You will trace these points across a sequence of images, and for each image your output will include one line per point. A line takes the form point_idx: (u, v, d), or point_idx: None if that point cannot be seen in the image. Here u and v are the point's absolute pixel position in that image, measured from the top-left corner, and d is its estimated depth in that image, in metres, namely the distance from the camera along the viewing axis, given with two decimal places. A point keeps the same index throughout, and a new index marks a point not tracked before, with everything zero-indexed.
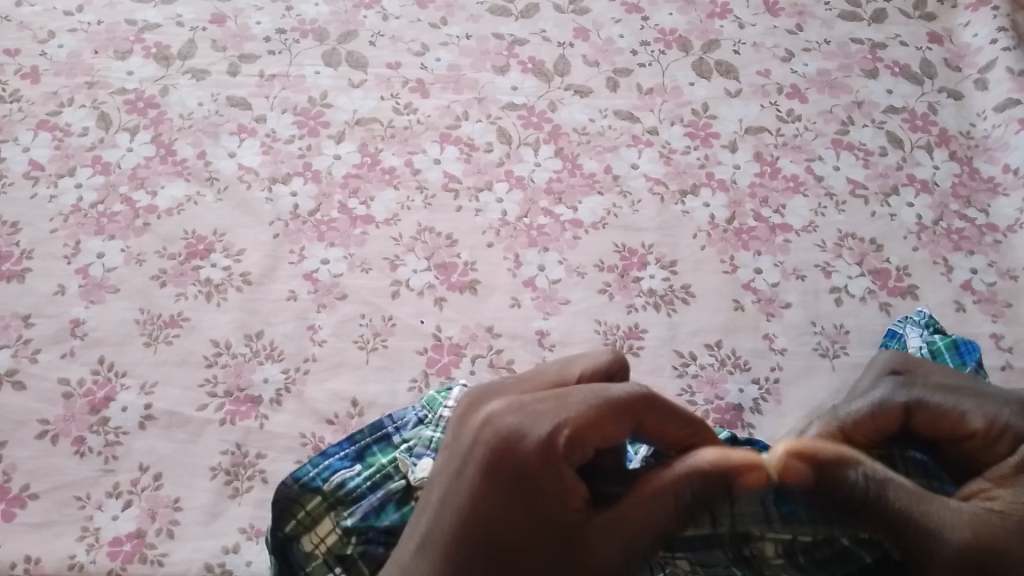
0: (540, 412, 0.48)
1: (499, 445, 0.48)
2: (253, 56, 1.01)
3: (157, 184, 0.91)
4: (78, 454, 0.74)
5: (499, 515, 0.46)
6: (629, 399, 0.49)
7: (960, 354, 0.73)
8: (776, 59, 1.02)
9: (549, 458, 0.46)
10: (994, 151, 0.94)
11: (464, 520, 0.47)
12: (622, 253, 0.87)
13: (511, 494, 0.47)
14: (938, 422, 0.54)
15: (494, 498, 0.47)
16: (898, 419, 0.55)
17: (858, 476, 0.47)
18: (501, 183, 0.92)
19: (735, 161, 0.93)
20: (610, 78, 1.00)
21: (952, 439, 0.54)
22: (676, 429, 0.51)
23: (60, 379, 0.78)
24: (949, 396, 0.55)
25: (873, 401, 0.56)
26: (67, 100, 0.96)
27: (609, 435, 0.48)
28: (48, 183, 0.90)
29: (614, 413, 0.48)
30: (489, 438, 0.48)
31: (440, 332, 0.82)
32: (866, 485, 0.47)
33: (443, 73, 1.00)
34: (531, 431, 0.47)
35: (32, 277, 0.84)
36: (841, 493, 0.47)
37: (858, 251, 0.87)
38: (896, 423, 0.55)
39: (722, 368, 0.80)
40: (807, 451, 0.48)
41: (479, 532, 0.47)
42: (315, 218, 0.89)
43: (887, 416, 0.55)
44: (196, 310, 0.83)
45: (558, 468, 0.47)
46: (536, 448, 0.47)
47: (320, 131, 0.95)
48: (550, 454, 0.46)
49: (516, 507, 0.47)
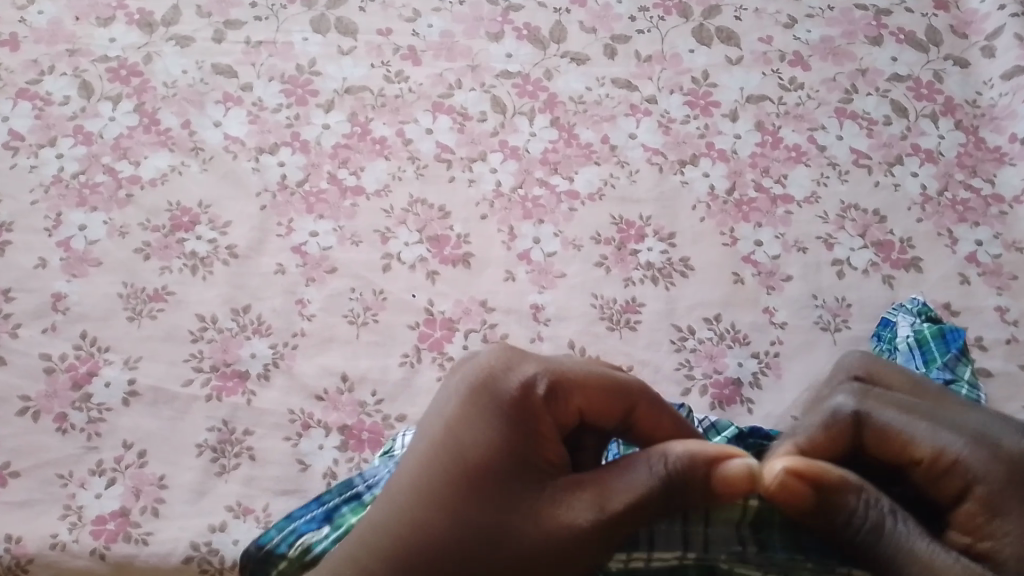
0: (526, 360, 0.51)
1: (482, 392, 0.49)
2: (239, 22, 0.98)
3: (141, 154, 0.88)
4: (61, 431, 0.73)
5: (478, 457, 0.48)
6: (629, 382, 0.52)
7: (945, 342, 0.74)
8: (779, 26, 0.99)
9: (534, 414, 0.49)
10: (1001, 120, 0.92)
11: (437, 478, 0.48)
12: (619, 225, 0.85)
13: (487, 455, 0.48)
14: (888, 443, 0.52)
15: (471, 453, 0.48)
16: (848, 436, 0.53)
17: (856, 501, 0.48)
18: (495, 154, 0.89)
19: (735, 131, 0.91)
20: (608, 46, 0.97)
21: (902, 463, 0.52)
22: (668, 427, 0.53)
23: (42, 354, 0.76)
24: (900, 415, 0.52)
25: (826, 412, 0.53)
26: (48, 68, 0.93)
27: (599, 410, 0.51)
28: (29, 153, 0.87)
29: (607, 387, 0.51)
30: (474, 376, 0.50)
31: (432, 306, 0.80)
32: (865, 514, 0.48)
33: (435, 40, 0.97)
34: (516, 375, 0.50)
35: (13, 251, 0.81)
36: (838, 516, 0.48)
37: (861, 223, 0.85)
38: (850, 439, 0.53)
39: (721, 342, 0.78)
40: (803, 470, 0.48)
41: (450, 491, 0.48)
42: (303, 190, 0.86)
43: (841, 430, 0.53)
44: (182, 284, 0.80)
45: (545, 429, 0.48)
46: (522, 402, 0.49)
47: (308, 100, 0.92)
48: (532, 399, 0.49)
49: (491, 466, 0.48)
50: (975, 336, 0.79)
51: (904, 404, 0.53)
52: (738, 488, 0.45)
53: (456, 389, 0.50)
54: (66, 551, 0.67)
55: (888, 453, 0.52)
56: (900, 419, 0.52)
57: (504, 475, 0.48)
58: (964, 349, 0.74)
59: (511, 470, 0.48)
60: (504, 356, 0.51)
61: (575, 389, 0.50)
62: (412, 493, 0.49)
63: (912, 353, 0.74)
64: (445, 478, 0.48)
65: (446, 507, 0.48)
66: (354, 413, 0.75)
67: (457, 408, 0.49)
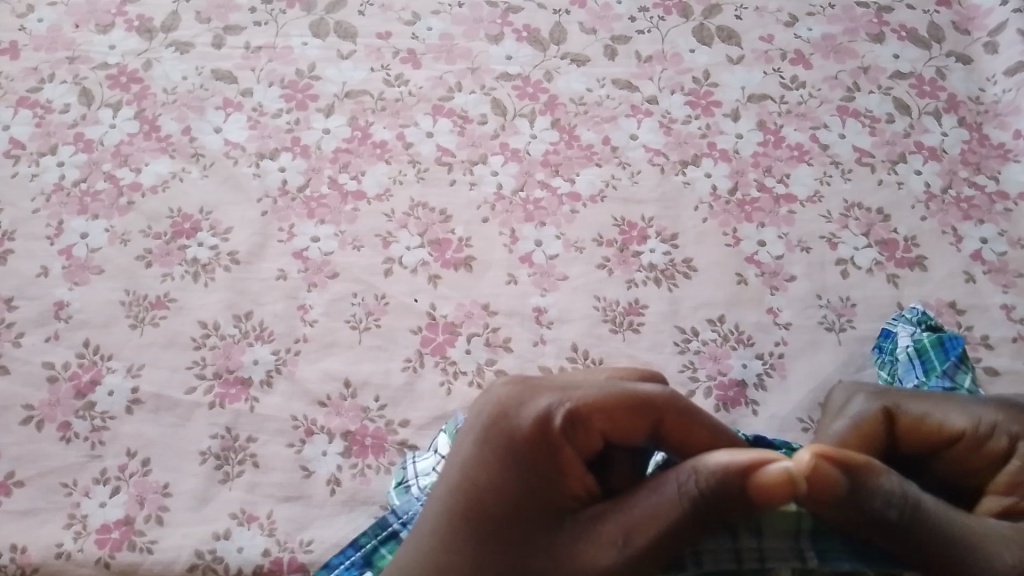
0: (545, 389, 0.49)
1: (496, 425, 0.48)
2: (238, 27, 0.98)
3: (141, 161, 0.88)
4: (64, 440, 0.73)
5: (497, 491, 0.47)
6: (655, 394, 0.48)
7: (944, 350, 0.73)
8: (780, 24, 0.98)
9: (553, 450, 0.46)
10: (1005, 116, 0.91)
11: (457, 522, 0.47)
12: (622, 226, 0.85)
13: (505, 496, 0.47)
14: (917, 427, 0.54)
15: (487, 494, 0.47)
16: (880, 430, 0.55)
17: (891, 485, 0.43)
18: (496, 156, 0.89)
19: (738, 130, 0.90)
20: (608, 46, 0.97)
21: (935, 445, 0.54)
22: (702, 433, 0.48)
23: (45, 362, 0.76)
24: (925, 404, 0.55)
25: (851, 418, 0.56)
26: (48, 75, 0.93)
27: (626, 429, 0.48)
28: (30, 161, 0.87)
29: (630, 403, 0.48)
30: (488, 410, 0.49)
31: (434, 310, 0.80)
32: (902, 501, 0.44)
33: (435, 42, 0.97)
34: (530, 405, 0.48)
35: (15, 259, 0.81)
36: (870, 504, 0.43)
37: (865, 222, 0.84)
38: (882, 433, 0.55)
39: (725, 343, 0.78)
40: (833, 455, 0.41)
41: (481, 527, 0.47)
42: (304, 194, 0.86)
43: (869, 428, 0.54)
44: (183, 290, 0.80)
45: (565, 458, 0.46)
46: (539, 432, 0.47)
47: (308, 104, 0.92)
48: (546, 429, 0.47)
49: (510, 505, 0.47)
50: (980, 334, 0.78)
51: (925, 394, 0.56)
52: (778, 494, 0.40)
53: (469, 428, 0.49)
54: (71, 560, 0.67)
55: (916, 441, 0.55)
56: (928, 408, 0.55)
57: (524, 511, 0.46)
58: (965, 357, 0.73)
59: (529, 504, 0.47)
60: (510, 391, 0.49)
61: (592, 411, 0.47)
62: (434, 538, 0.48)
63: (912, 363, 0.73)
64: (463, 520, 0.47)
65: (465, 550, 0.47)
66: (357, 418, 0.74)
67: (470, 450, 0.48)
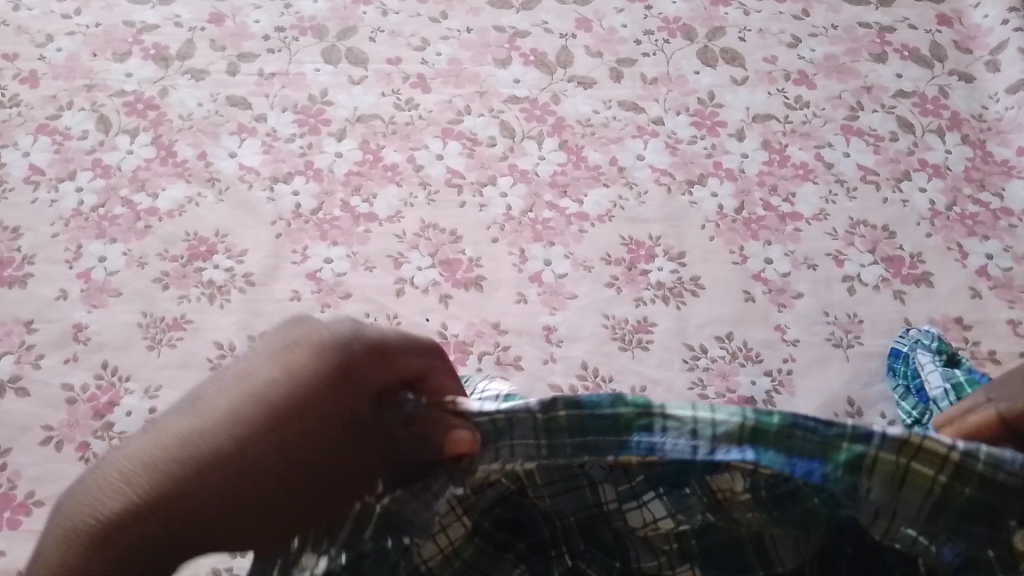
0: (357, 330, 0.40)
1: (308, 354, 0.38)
2: (252, 54, 1.00)
3: (158, 186, 0.90)
4: (83, 460, 0.74)
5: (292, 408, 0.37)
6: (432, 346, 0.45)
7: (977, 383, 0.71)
8: (783, 45, 1.00)
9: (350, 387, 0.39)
10: (1008, 133, 0.92)
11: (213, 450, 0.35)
12: (629, 245, 0.86)
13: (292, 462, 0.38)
14: None
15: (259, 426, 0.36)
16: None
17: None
18: (504, 177, 0.90)
19: (742, 150, 0.92)
20: (614, 69, 0.98)
21: None
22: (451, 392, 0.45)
23: (64, 384, 0.78)
24: None
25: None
26: (66, 103, 0.95)
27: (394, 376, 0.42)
28: (49, 187, 0.89)
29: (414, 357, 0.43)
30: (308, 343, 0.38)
31: (445, 329, 0.81)
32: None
33: (443, 67, 0.99)
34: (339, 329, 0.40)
35: (34, 282, 0.83)
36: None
37: (870, 239, 0.85)
38: None
39: (733, 361, 0.79)
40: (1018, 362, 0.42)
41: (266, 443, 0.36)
42: (317, 217, 0.88)
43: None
44: (199, 312, 0.82)
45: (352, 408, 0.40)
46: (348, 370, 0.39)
47: (320, 129, 0.94)
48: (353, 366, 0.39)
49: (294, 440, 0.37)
50: (986, 349, 0.79)
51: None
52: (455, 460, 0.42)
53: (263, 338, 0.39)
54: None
55: None
56: None
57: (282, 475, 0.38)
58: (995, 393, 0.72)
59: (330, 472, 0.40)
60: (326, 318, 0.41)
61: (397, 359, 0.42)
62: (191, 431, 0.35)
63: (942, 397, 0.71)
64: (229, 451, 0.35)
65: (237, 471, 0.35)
66: None
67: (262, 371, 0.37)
